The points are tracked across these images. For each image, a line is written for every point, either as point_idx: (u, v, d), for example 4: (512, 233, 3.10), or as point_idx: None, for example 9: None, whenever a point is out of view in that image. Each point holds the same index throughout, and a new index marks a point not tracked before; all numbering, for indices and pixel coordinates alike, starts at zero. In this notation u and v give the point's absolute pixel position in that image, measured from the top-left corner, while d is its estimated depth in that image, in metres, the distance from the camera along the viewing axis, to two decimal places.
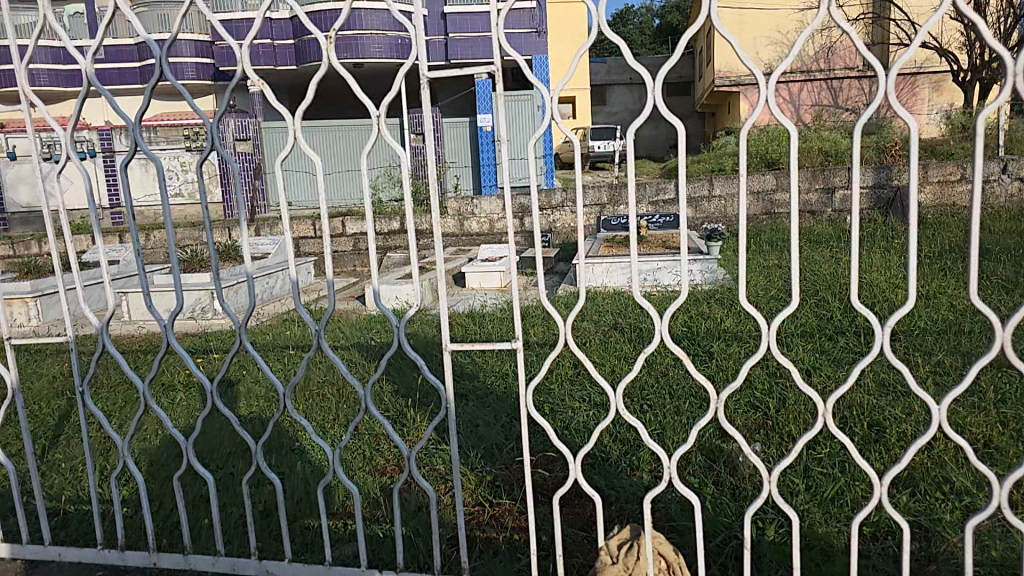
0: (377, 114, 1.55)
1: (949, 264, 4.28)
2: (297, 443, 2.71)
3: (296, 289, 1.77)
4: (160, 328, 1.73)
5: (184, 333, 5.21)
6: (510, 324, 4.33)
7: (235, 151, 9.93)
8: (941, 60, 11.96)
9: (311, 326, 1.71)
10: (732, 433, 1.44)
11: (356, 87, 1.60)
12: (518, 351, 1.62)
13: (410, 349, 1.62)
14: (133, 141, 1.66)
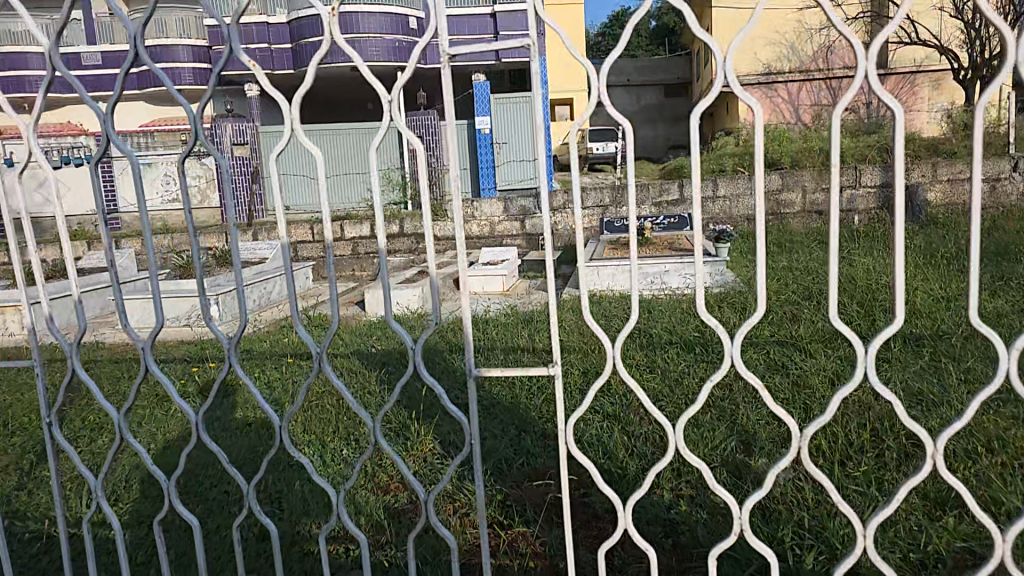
0: (388, 101, 1.40)
1: (966, 266, 4.16)
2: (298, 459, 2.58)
3: (292, 304, 1.62)
4: (138, 349, 1.59)
5: (180, 341, 5.07)
6: (515, 329, 4.20)
7: (231, 155, 9.82)
8: (940, 59, 11.89)
9: (311, 347, 1.57)
10: (818, 477, 1.26)
11: (364, 72, 1.45)
12: (557, 377, 1.48)
13: (425, 373, 1.47)
14: (107, 137, 1.53)
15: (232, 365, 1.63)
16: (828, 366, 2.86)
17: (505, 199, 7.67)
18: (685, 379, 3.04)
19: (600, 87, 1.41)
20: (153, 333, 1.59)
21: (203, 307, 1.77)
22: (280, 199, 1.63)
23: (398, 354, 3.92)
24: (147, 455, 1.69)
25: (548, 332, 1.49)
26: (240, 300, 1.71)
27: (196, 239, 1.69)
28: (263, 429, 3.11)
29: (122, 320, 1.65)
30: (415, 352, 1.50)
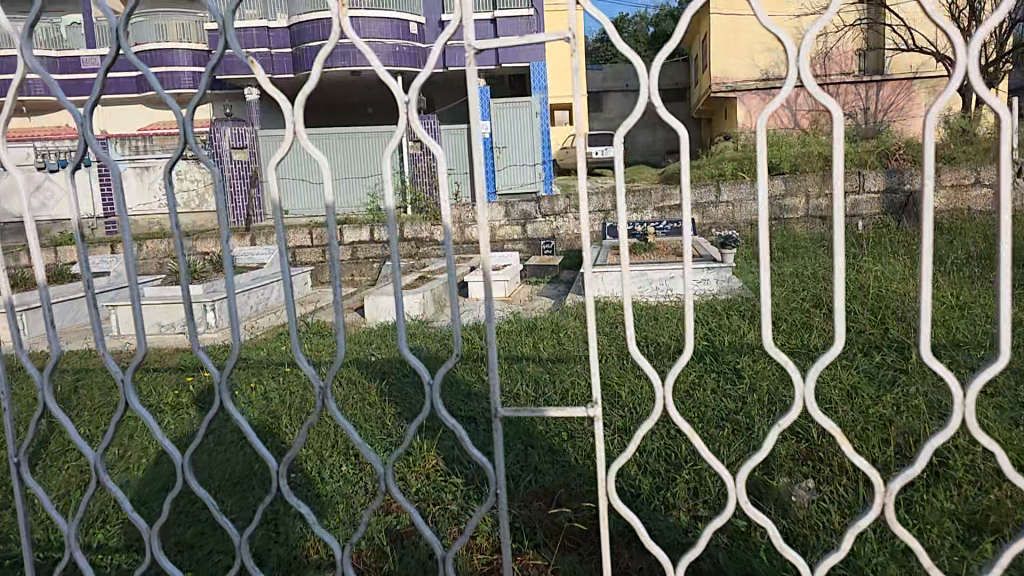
0: (406, 102, 1.32)
1: (974, 274, 4.10)
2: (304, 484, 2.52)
3: (294, 335, 1.53)
4: (119, 385, 1.57)
5: (176, 349, 4.98)
6: (519, 337, 4.10)
7: (230, 159, 9.74)
8: (937, 64, 11.87)
9: (314, 383, 1.48)
10: (904, 535, 1.21)
11: (377, 67, 1.35)
12: (597, 421, 1.38)
13: (444, 414, 1.39)
14: (84, 140, 1.43)
15: (225, 402, 1.55)
16: (844, 375, 2.80)
17: (505, 203, 7.58)
18: (696, 388, 2.97)
19: (650, 90, 1.33)
20: (135, 365, 1.57)
21: (195, 336, 1.65)
22: (279, 205, 1.54)
23: (399, 362, 3.83)
24: (124, 499, 1.64)
25: (588, 366, 1.41)
26: (234, 329, 1.61)
27: (183, 253, 1.59)
28: (262, 442, 3.02)
29: (98, 349, 1.59)
30: (433, 389, 1.39)
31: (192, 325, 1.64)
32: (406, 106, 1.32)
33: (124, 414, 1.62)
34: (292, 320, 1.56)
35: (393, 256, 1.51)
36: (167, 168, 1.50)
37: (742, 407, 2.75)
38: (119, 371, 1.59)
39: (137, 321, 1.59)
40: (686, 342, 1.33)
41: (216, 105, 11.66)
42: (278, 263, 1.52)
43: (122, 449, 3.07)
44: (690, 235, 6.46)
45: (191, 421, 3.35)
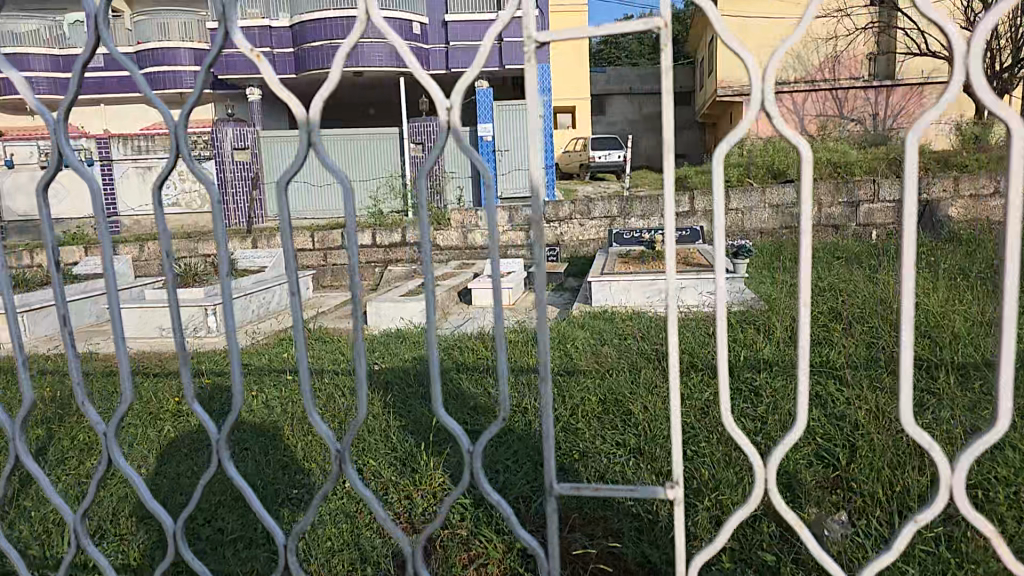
0: (448, 109, 1.11)
1: (1001, 289, 3.99)
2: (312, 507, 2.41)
3: (307, 392, 1.38)
4: (103, 439, 1.45)
5: (176, 353, 4.85)
6: (526, 349, 3.96)
7: (232, 159, 9.68)
8: (949, 70, 11.75)
9: (331, 446, 1.32)
10: None
11: (415, 69, 1.14)
12: (678, 504, 1.21)
13: (484, 484, 1.25)
14: (57, 148, 1.31)
15: (222, 462, 1.41)
16: (868, 398, 2.72)
17: (510, 208, 7.52)
18: (710, 409, 2.88)
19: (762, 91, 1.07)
20: (119, 422, 1.45)
21: (186, 384, 1.47)
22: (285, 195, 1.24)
23: (405, 371, 3.73)
24: (106, 560, 1.57)
25: (675, 446, 1.19)
26: (236, 380, 1.43)
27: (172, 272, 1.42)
28: (264, 451, 2.89)
29: (81, 402, 1.48)
30: (474, 457, 1.23)
31: (185, 369, 1.46)
32: (448, 111, 1.12)
33: (107, 470, 1.53)
34: (302, 353, 1.36)
35: (427, 275, 1.21)
36: (157, 179, 1.34)
37: (763, 429, 2.65)
38: (102, 424, 1.47)
39: (122, 363, 1.47)
40: (803, 416, 1.12)
41: (218, 104, 11.57)
42: (288, 281, 1.26)
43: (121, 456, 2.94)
44: (699, 242, 6.36)
45: (193, 428, 3.22)
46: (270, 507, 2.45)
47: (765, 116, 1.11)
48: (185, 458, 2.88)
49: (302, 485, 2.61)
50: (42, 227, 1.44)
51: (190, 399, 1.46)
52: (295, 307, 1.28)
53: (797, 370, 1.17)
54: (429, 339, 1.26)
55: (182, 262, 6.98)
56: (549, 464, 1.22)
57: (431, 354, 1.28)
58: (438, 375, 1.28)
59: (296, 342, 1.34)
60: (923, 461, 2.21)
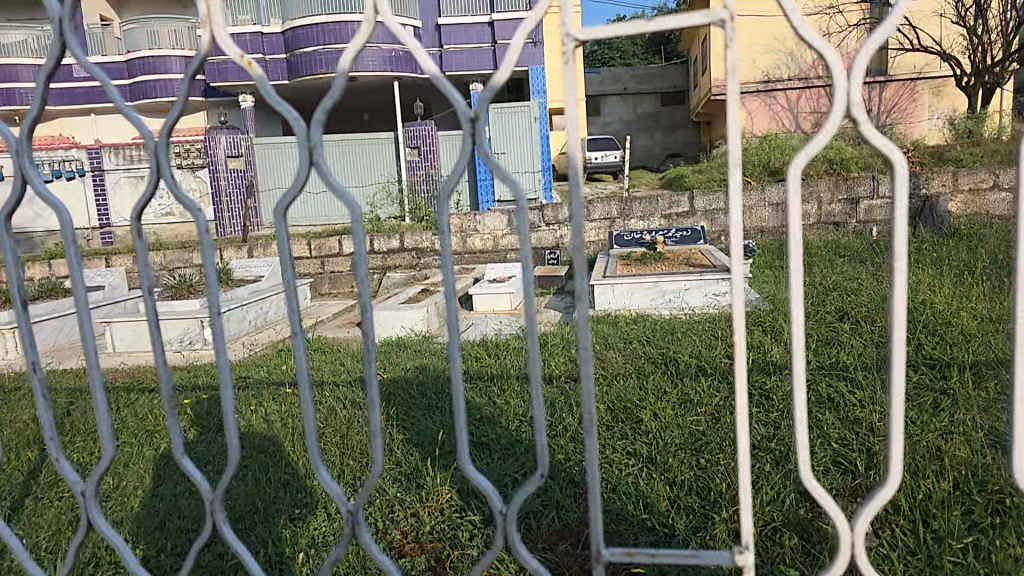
0: (471, 119, 0.99)
1: (1006, 286, 3.96)
2: (317, 534, 2.34)
3: (316, 451, 1.27)
4: (81, 501, 1.38)
5: (172, 366, 4.77)
6: (529, 356, 3.89)
7: (226, 167, 9.62)
8: (941, 65, 11.77)
9: (343, 506, 1.22)
10: None
11: (436, 79, 1.05)
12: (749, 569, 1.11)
13: (520, 550, 1.12)
14: (18, 170, 1.25)
15: (217, 523, 1.32)
16: (882, 401, 2.69)
17: (508, 212, 7.46)
18: (720, 416, 2.86)
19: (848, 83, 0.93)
20: (97, 484, 1.37)
21: (175, 440, 1.36)
22: (285, 214, 1.18)
23: (409, 382, 3.64)
24: None
25: (745, 510, 1.09)
26: (230, 435, 1.31)
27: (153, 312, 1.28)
28: (264, 469, 2.81)
29: (57, 462, 1.40)
30: (507, 520, 1.12)
31: (173, 422, 1.36)
32: (474, 122, 0.99)
33: (87, 534, 1.44)
34: (307, 393, 1.25)
35: (450, 308, 1.09)
36: (137, 206, 1.24)
37: (776, 434, 2.62)
38: (81, 483, 1.40)
39: (100, 416, 1.39)
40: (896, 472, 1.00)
41: (210, 112, 11.46)
42: (290, 322, 1.17)
43: (117, 477, 2.85)
44: (699, 242, 6.33)
45: (191, 445, 3.13)
46: (273, 528, 2.37)
47: (854, 119, 0.97)
48: (183, 479, 2.79)
49: (304, 505, 2.54)
50: (3, 245, 1.37)
51: (180, 454, 1.35)
52: (297, 342, 1.19)
53: (890, 418, 1.00)
54: (455, 377, 1.14)
55: (177, 273, 6.88)
56: (596, 527, 1.11)
57: (456, 397, 1.17)
58: (464, 423, 1.18)
59: (300, 380, 1.24)
60: (945, 466, 2.19)
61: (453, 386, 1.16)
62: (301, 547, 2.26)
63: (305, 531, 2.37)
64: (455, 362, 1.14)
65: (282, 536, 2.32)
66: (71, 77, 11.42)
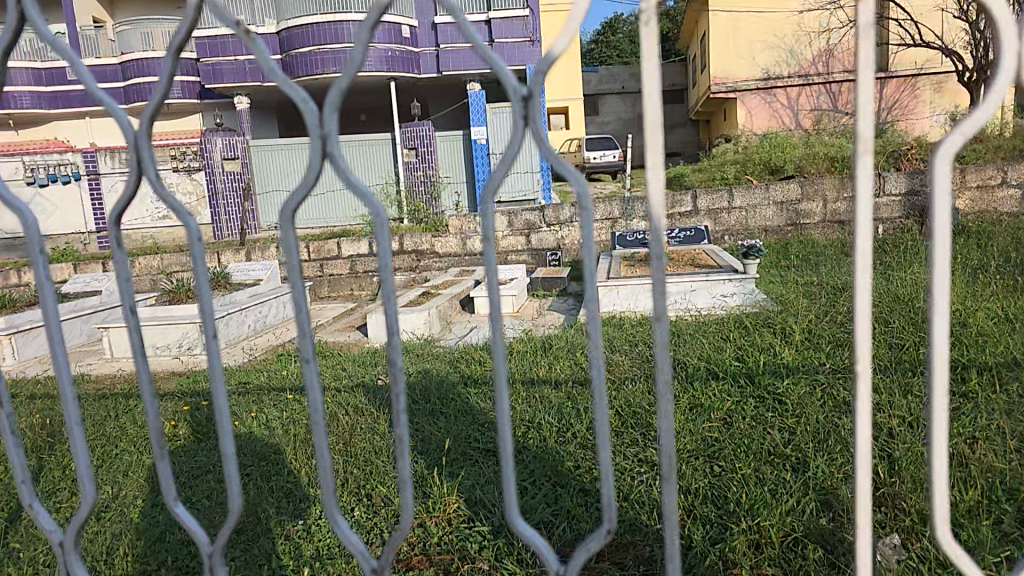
0: (524, 99, 0.86)
1: (1017, 284, 3.90)
2: (319, 546, 2.25)
3: (333, 501, 1.17)
4: (60, 552, 1.30)
5: (169, 373, 4.67)
6: (533, 359, 3.81)
7: (223, 170, 9.57)
8: (942, 61, 11.69)
9: (365, 560, 1.12)
10: None
11: (481, 50, 0.91)
12: None
13: None
14: None
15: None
16: (901, 404, 2.63)
17: (510, 212, 7.39)
18: (733, 420, 2.78)
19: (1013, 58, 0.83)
20: (75, 537, 1.29)
21: (167, 486, 1.26)
22: (291, 216, 1.06)
23: (412, 387, 3.56)
24: None
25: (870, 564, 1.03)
26: (231, 484, 1.22)
27: (136, 335, 1.19)
28: (265, 478, 2.72)
29: (33, 512, 1.33)
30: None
31: (164, 467, 1.25)
32: (527, 101, 0.86)
33: None
34: (321, 431, 1.14)
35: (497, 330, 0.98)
36: (117, 207, 1.14)
37: (792, 440, 2.55)
38: (59, 533, 1.32)
39: (79, 461, 1.30)
40: None
41: (206, 114, 11.38)
42: (300, 345, 1.07)
43: (114, 486, 2.76)
44: (703, 242, 6.26)
45: (190, 453, 3.03)
46: (275, 541, 2.29)
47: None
48: (182, 489, 2.69)
49: (304, 516, 2.45)
50: None
51: (173, 502, 1.26)
52: (310, 370, 1.08)
53: None
54: (501, 408, 1.04)
55: (175, 277, 6.78)
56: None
57: (503, 438, 1.07)
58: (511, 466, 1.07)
59: (314, 417, 1.13)
60: (971, 473, 2.14)
61: (498, 422, 1.06)
62: (304, 560, 2.17)
63: (309, 542, 2.28)
64: (502, 399, 1.04)
65: (282, 550, 2.23)
66: (66, 80, 11.30)
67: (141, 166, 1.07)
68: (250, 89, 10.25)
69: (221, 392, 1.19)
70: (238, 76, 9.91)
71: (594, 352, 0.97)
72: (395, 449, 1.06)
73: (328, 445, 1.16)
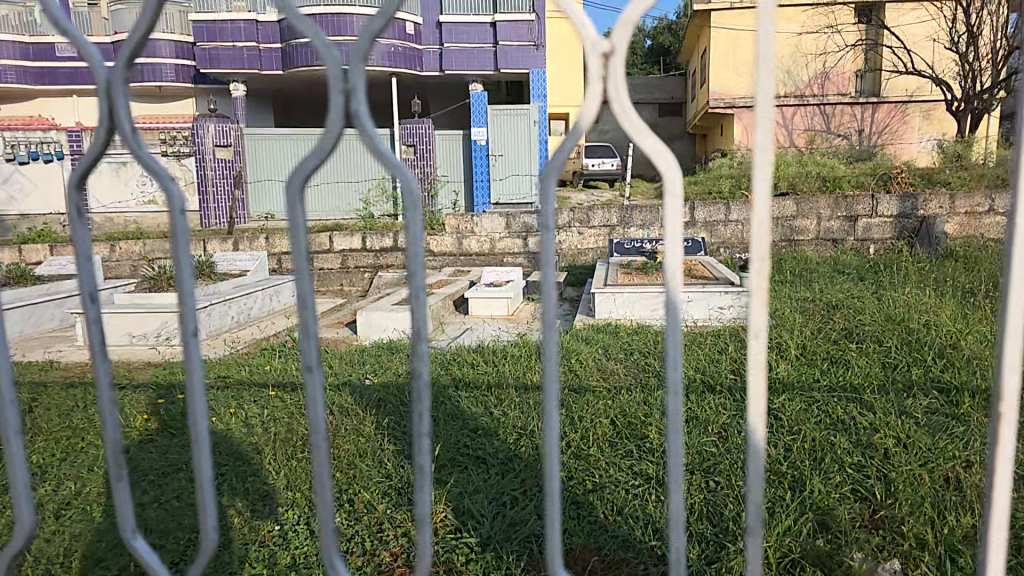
0: (612, 62, 0.85)
1: (1009, 310, 3.94)
2: (296, 557, 2.16)
3: (331, 537, 1.08)
4: None
5: (146, 363, 4.54)
6: (528, 364, 3.77)
7: (214, 156, 9.42)
8: (932, 89, 11.81)
9: None
10: None
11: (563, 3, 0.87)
12: None
13: None
14: None
15: None
16: (896, 425, 2.63)
17: (505, 215, 7.36)
18: (727, 435, 2.76)
19: None
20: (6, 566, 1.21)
21: (124, 515, 1.19)
22: (301, 184, 0.98)
23: (401, 388, 3.48)
24: None
25: None
26: (206, 511, 1.15)
27: (97, 330, 1.08)
28: (241, 479, 2.65)
29: None
30: None
31: (121, 496, 1.17)
32: (609, 56, 0.85)
33: None
34: (323, 459, 1.07)
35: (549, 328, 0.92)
36: (86, 166, 1.04)
37: (788, 457, 2.53)
38: None
39: (19, 482, 1.22)
40: None
41: (199, 100, 11.18)
42: (305, 351, 1.01)
43: (80, 482, 2.65)
44: (698, 254, 6.27)
45: (162, 449, 2.93)
46: (246, 548, 2.21)
47: None
48: (150, 487, 2.60)
49: (282, 521, 2.38)
50: None
51: (130, 533, 1.19)
52: (313, 381, 1.02)
53: None
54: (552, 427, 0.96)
55: (158, 263, 6.63)
56: None
57: (549, 471, 0.99)
58: (558, 501, 1.00)
59: (316, 441, 1.07)
60: (966, 498, 2.14)
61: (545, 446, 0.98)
62: (280, 568, 2.10)
63: (286, 550, 2.20)
64: (552, 426, 0.97)
65: (256, 557, 2.16)
66: (54, 57, 11.06)
67: (114, 119, 0.97)
68: (247, 77, 10.09)
69: (202, 411, 1.12)
70: (235, 63, 9.75)
71: (670, 376, 0.92)
72: (416, 479, 1.01)
73: (329, 477, 1.08)
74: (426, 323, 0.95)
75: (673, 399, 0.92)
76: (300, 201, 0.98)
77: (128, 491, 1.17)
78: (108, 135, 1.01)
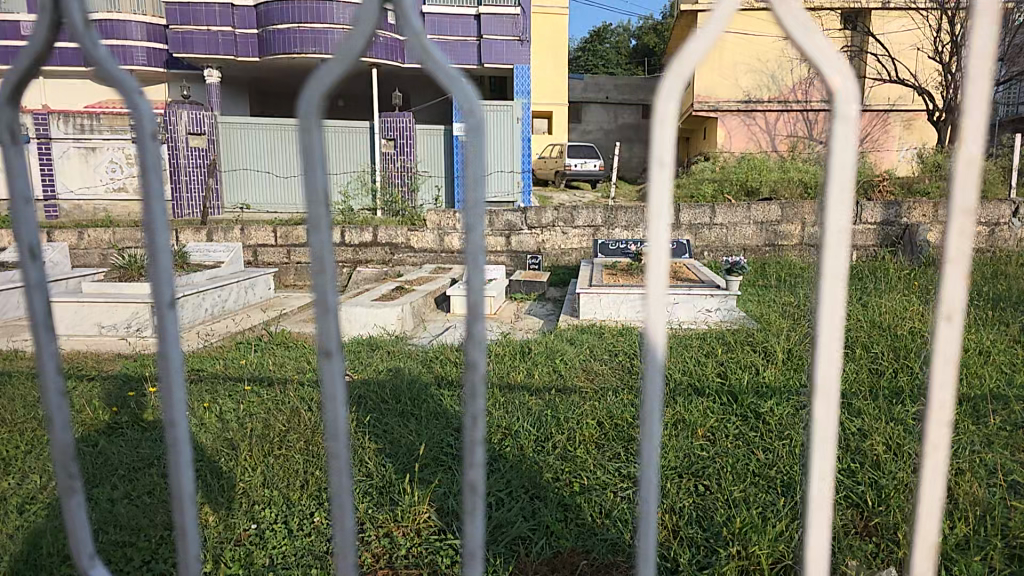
0: None
1: (993, 318, 3.98)
2: (271, 558, 2.04)
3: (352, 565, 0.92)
4: None
5: (112, 355, 4.34)
6: (512, 363, 3.68)
7: (187, 145, 9.10)
8: (914, 99, 12.07)
9: None
10: None
11: None
12: None
13: None
14: None
15: None
16: (884, 430, 2.60)
17: (489, 212, 7.26)
18: (716, 438, 2.70)
19: None
20: None
21: (80, 536, 1.05)
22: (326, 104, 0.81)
23: (382, 385, 3.37)
24: None
25: None
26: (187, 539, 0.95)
27: (40, 301, 0.96)
28: (216, 475, 2.51)
29: None
30: None
31: (75, 515, 1.04)
32: None
33: None
34: (344, 467, 0.90)
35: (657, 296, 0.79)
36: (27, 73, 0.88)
37: (776, 463, 2.48)
38: None
39: None
40: None
41: (171, 84, 10.84)
42: (321, 333, 0.84)
43: (35, 478, 2.47)
44: (684, 256, 6.24)
45: (131, 444, 2.76)
46: (218, 548, 2.07)
47: None
48: (120, 482, 2.44)
49: (257, 520, 2.25)
50: None
51: (88, 559, 1.06)
52: (332, 370, 0.85)
53: None
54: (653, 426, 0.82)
55: (126, 252, 6.37)
56: None
57: (646, 484, 0.85)
58: (655, 516, 0.86)
59: (335, 451, 0.89)
60: (958, 506, 2.11)
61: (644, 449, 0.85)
62: (257, 569, 1.98)
63: (264, 550, 2.08)
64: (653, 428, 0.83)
65: (232, 556, 2.03)
66: (20, 35, 10.62)
67: (62, 10, 0.83)
68: (222, 63, 9.82)
69: (180, 408, 0.92)
70: (208, 48, 9.50)
71: (821, 377, 0.81)
72: (465, 505, 0.85)
73: (350, 490, 0.91)
74: (485, 296, 0.79)
75: (824, 404, 0.81)
76: (317, 126, 0.80)
77: (82, 508, 1.04)
78: (52, 29, 0.86)
